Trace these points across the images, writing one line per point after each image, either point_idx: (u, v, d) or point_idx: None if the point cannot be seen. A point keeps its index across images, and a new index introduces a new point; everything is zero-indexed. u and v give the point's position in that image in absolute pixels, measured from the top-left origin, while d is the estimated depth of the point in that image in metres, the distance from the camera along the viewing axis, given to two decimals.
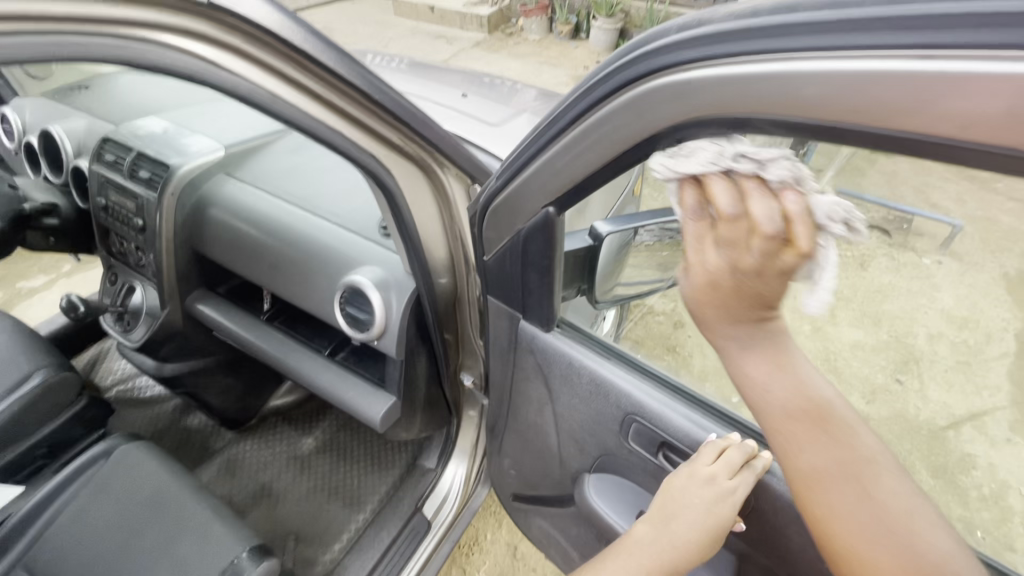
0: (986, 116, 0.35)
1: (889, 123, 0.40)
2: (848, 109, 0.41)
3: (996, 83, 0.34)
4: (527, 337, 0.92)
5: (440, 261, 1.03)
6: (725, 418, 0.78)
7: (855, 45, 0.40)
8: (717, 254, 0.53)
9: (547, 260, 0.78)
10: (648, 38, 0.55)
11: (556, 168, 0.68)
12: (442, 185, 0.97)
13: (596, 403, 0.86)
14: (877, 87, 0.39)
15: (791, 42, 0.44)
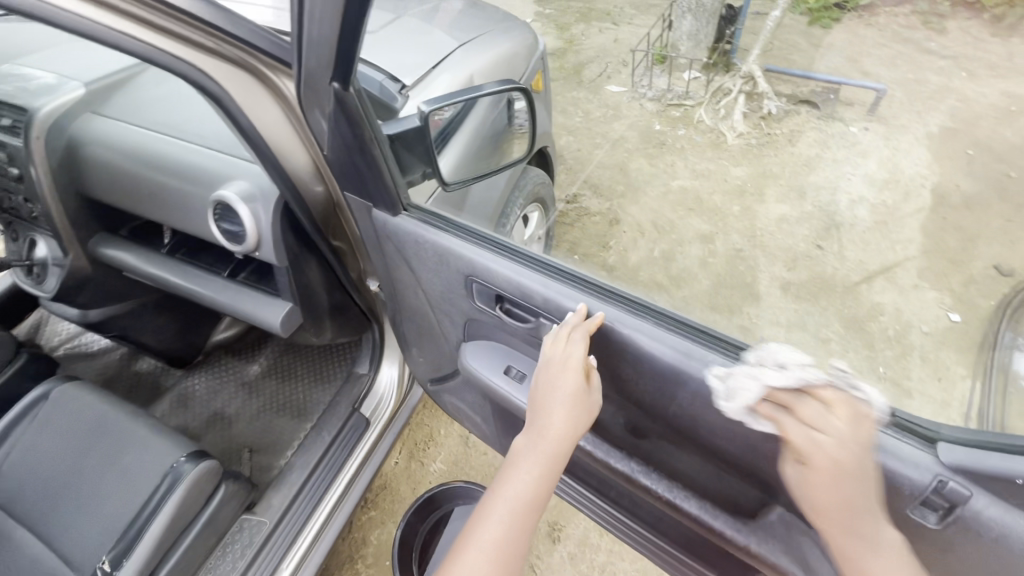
0: None
1: None
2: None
3: None
4: (381, 226, 0.98)
5: (302, 169, 1.05)
6: (545, 265, 0.89)
7: None
8: (833, 446, 0.66)
9: (358, 140, 0.84)
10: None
11: (318, 40, 0.72)
12: (278, 88, 0.96)
13: (444, 273, 0.96)
14: None
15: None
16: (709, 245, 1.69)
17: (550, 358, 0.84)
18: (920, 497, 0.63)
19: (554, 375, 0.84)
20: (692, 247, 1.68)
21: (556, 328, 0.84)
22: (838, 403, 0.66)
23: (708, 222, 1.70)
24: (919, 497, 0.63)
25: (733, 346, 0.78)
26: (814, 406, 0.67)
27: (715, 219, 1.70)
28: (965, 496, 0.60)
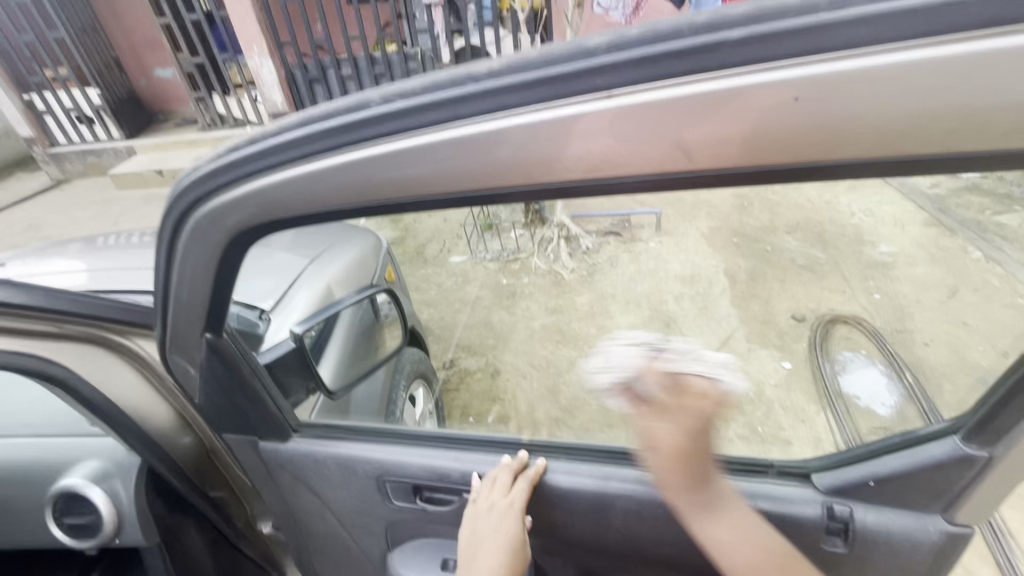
0: (586, 149, 0.48)
1: (532, 173, 0.52)
2: (481, 172, 0.54)
3: (601, 117, 0.47)
4: (271, 456, 0.94)
5: (166, 424, 0.98)
6: (454, 438, 0.90)
7: (435, 121, 0.53)
8: (666, 424, 0.62)
9: (237, 377, 0.83)
10: (232, 149, 0.64)
11: (186, 301, 0.75)
12: (130, 351, 0.94)
13: (351, 483, 0.92)
14: (467, 152, 0.53)
15: (375, 129, 0.56)
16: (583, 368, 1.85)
17: (479, 504, 0.81)
18: (823, 528, 0.74)
19: (493, 520, 0.80)
20: (570, 374, 1.92)
21: (490, 473, 0.83)
22: (692, 382, 0.60)
23: (573, 348, 1.95)
24: (822, 527, 0.74)
25: (645, 455, 0.85)
26: (678, 391, 0.61)
27: (577, 344, 1.94)
28: (849, 512, 0.73)
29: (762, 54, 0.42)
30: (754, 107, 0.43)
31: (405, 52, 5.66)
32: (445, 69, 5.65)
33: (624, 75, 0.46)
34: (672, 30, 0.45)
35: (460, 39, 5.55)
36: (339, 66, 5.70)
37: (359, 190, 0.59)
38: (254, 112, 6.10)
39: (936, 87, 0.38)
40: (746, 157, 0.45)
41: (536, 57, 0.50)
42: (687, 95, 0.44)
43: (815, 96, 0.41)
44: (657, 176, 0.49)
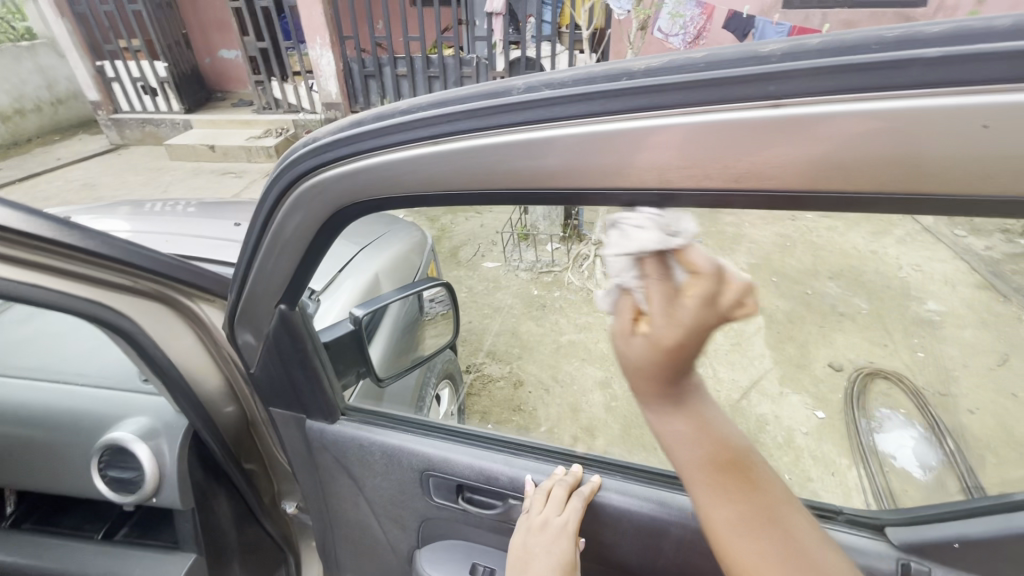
0: (693, 160, 0.47)
1: (633, 180, 0.50)
2: (611, 171, 0.51)
3: (713, 129, 0.45)
4: (317, 436, 0.94)
5: (216, 390, 0.99)
6: (503, 442, 0.89)
7: (534, 119, 0.53)
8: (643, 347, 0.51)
9: (302, 352, 0.84)
10: (353, 123, 0.64)
11: (270, 271, 0.76)
12: (194, 314, 0.97)
13: (395, 474, 0.91)
14: (567, 153, 0.52)
15: (505, 117, 0.55)
16: (610, 391, 1.81)
17: (532, 520, 0.79)
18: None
19: (549, 536, 0.77)
20: (594, 394, 1.85)
21: (541, 485, 0.81)
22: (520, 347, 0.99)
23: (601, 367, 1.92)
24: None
25: None
26: None
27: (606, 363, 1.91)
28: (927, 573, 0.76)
29: (964, 75, 0.38)
30: (925, 134, 0.39)
31: (460, 56, 5.78)
32: (496, 78, 5.76)
33: (792, 85, 0.43)
34: (858, 44, 0.42)
35: (515, 50, 5.64)
36: (395, 64, 5.85)
37: (475, 179, 0.58)
38: (307, 100, 6.28)
39: None
40: (923, 186, 0.41)
41: (694, 62, 0.47)
42: (866, 111, 0.40)
43: (1022, 126, 0.36)
44: (805, 193, 0.45)
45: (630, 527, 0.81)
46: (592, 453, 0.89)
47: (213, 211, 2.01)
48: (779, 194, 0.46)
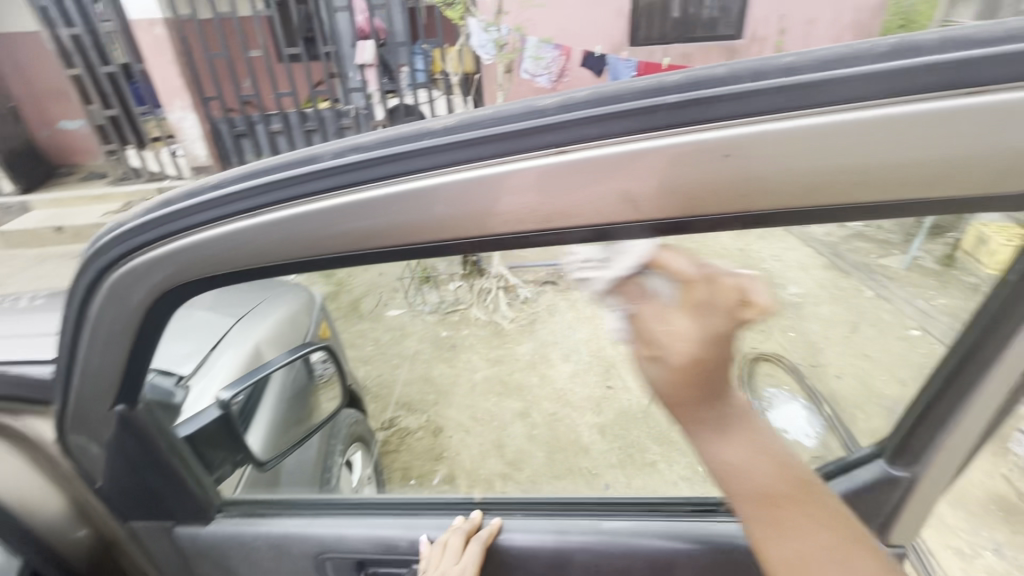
0: (515, 206, 0.53)
1: (468, 229, 0.55)
2: (444, 223, 0.55)
3: (526, 175, 0.52)
4: (192, 543, 0.85)
5: (55, 517, 0.84)
6: (402, 506, 0.86)
7: (365, 182, 0.56)
8: (684, 321, 0.50)
9: (156, 450, 0.77)
10: (165, 204, 0.62)
11: (98, 370, 0.68)
12: (16, 431, 0.83)
13: (287, 564, 0.84)
14: (402, 210, 0.55)
15: (328, 181, 0.57)
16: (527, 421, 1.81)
17: None
18: None
19: None
20: None
21: (437, 542, 0.79)
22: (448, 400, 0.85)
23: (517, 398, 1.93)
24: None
25: (596, 503, 0.87)
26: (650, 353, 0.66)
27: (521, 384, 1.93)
28: None
29: (698, 114, 0.49)
30: (683, 163, 0.48)
31: (337, 108, 5.72)
32: (377, 126, 5.76)
33: (568, 134, 0.51)
34: (609, 97, 0.52)
35: (392, 99, 5.70)
36: (268, 121, 5.65)
37: (305, 245, 0.58)
38: (173, 166, 5.82)
39: (793, 149, 0.47)
40: (676, 208, 0.51)
41: (488, 119, 0.55)
42: (623, 152, 0.50)
43: (727, 156, 0.48)
44: (609, 223, 0.53)
45: (541, 564, 0.81)
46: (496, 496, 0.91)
47: (61, 302, 1.77)
48: (589, 227, 0.53)
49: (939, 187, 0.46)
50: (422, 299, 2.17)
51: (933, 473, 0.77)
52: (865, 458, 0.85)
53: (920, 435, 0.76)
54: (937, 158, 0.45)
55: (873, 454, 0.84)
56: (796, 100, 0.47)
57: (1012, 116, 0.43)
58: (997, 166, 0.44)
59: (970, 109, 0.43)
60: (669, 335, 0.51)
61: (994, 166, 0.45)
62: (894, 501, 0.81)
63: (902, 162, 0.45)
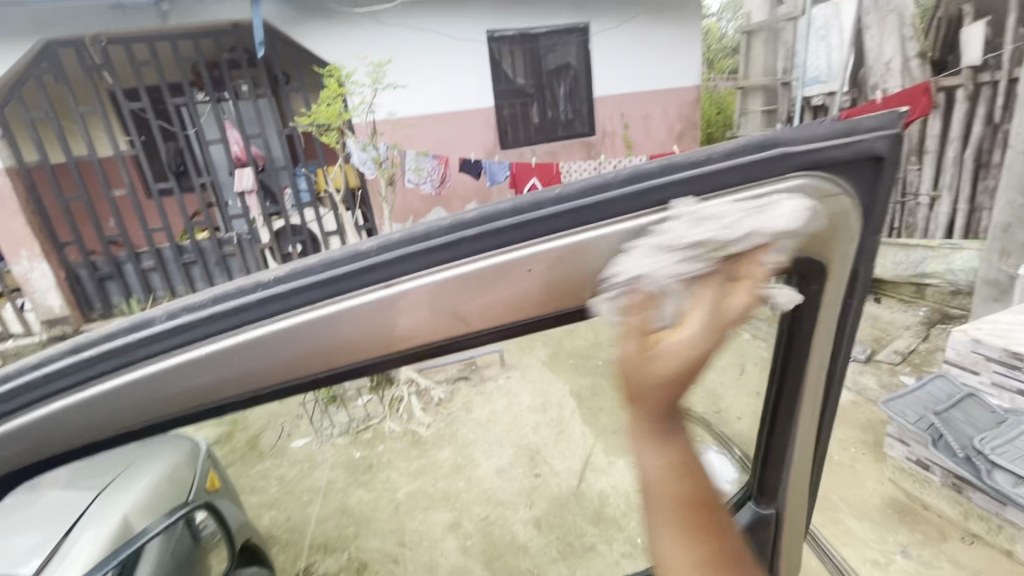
0: (377, 328, 0.63)
1: (341, 351, 0.64)
2: (317, 352, 0.64)
3: (380, 305, 0.61)
4: None
5: None
6: None
7: (237, 327, 0.62)
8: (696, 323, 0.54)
9: None
10: (45, 363, 0.65)
11: None
12: None
13: None
14: (277, 348, 0.62)
15: (226, 323, 0.62)
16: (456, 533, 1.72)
17: None
18: None
19: None
20: None
21: None
22: None
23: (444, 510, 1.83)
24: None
25: None
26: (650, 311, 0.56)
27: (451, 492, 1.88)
28: None
29: (512, 237, 0.62)
30: (504, 278, 0.61)
31: (218, 237, 5.53)
32: (264, 249, 5.63)
33: (439, 255, 0.62)
34: (470, 220, 0.63)
35: (277, 220, 5.66)
36: (138, 259, 5.28)
37: (211, 382, 0.64)
38: (19, 323, 5.12)
39: (584, 257, 0.62)
40: (530, 304, 0.65)
41: (369, 248, 0.64)
42: (487, 266, 0.61)
43: (565, 260, 0.62)
44: (456, 328, 0.66)
45: None
46: None
47: None
48: (443, 331, 0.65)
49: None
50: (330, 421, 2.04)
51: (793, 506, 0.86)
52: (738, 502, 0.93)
53: (770, 472, 0.87)
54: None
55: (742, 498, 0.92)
56: (611, 209, 0.62)
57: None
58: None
59: (722, 209, 0.61)
60: (680, 345, 0.55)
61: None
62: (769, 540, 0.88)
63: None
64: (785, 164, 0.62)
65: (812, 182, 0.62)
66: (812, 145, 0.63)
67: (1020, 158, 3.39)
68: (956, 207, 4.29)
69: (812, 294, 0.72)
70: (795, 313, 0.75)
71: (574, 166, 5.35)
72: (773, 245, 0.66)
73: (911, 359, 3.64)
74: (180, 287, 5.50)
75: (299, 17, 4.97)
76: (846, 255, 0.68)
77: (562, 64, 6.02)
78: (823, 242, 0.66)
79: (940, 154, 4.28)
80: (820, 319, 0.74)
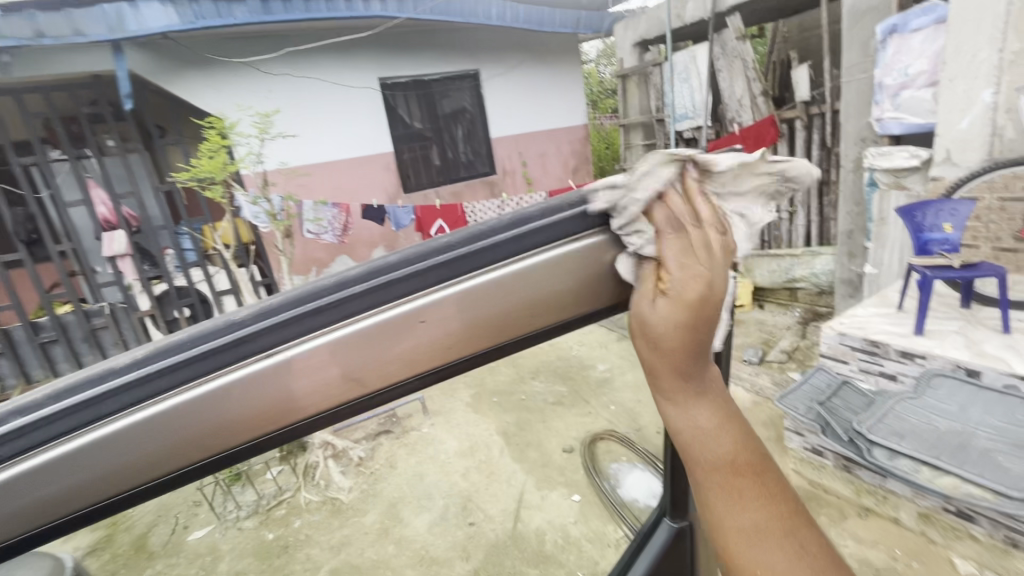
0: (259, 405, 0.59)
1: (222, 437, 0.60)
2: (192, 440, 0.59)
3: (261, 377, 0.58)
4: None
5: None
6: None
7: (102, 416, 0.57)
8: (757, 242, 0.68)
9: None
10: None
11: None
12: None
13: None
14: (149, 437, 0.57)
15: (88, 415, 0.57)
16: None
17: None
18: None
19: None
20: None
21: None
22: None
23: None
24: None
25: None
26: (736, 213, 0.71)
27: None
28: None
29: (398, 291, 0.62)
30: (394, 333, 0.61)
31: (84, 309, 4.86)
32: (144, 317, 5.04)
33: (324, 317, 0.60)
34: (374, 270, 0.63)
35: (159, 284, 5.11)
36: None
37: (100, 475, 0.58)
38: None
39: (471, 305, 0.62)
40: (452, 351, 0.63)
41: (272, 308, 0.62)
42: (397, 315, 0.60)
43: (478, 302, 0.62)
44: (350, 397, 0.63)
45: None
46: None
47: None
48: (337, 401, 0.62)
49: (583, 303, 0.68)
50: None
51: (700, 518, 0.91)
52: (654, 523, 0.93)
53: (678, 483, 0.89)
54: (603, 278, 0.68)
55: (661, 514, 0.93)
56: (517, 248, 0.64)
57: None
58: (631, 278, 0.70)
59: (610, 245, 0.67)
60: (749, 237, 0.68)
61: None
62: (688, 552, 0.90)
63: (586, 283, 0.67)
64: None
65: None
66: None
67: (851, 175, 4.02)
68: (809, 219, 4.96)
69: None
70: None
71: (478, 205, 5.45)
72: None
73: (795, 357, 4.06)
74: (37, 371, 4.73)
75: (173, 68, 4.66)
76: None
77: (457, 108, 6.22)
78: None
79: (791, 175, 4.95)
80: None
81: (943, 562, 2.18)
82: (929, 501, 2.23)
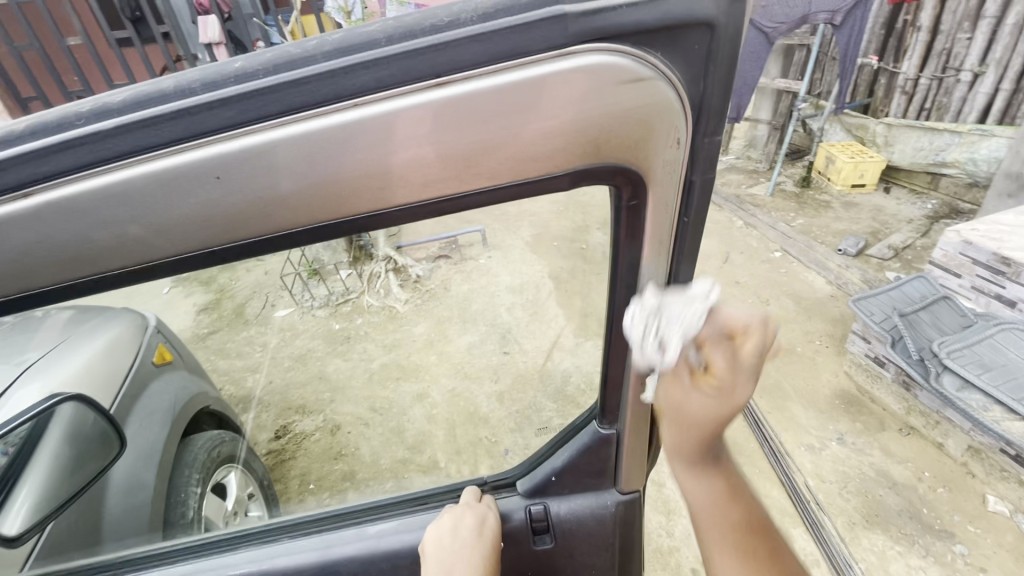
0: (304, 186, 0.49)
1: (264, 220, 0.51)
2: (240, 213, 0.50)
3: (300, 144, 0.46)
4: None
5: None
6: (300, 526, 1.00)
7: (97, 162, 0.48)
8: (700, 399, 0.60)
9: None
10: None
11: None
12: None
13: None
14: (178, 197, 0.48)
15: (83, 157, 0.48)
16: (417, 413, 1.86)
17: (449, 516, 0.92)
18: (531, 529, 0.95)
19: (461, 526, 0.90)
20: None
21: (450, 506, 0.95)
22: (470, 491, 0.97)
23: None
24: (528, 529, 0.95)
25: (394, 503, 1.01)
26: (719, 350, 0.57)
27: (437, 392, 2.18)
28: (543, 509, 0.95)
29: (441, 64, 0.46)
30: (469, 118, 0.46)
31: None
32: None
33: (376, 76, 0.46)
34: (400, 32, 0.47)
35: None
36: None
37: (26, 250, 0.51)
38: None
39: (550, 103, 0.47)
40: (455, 169, 0.50)
41: (168, 89, 0.48)
42: (332, 123, 0.46)
43: (498, 108, 0.46)
44: (416, 203, 0.52)
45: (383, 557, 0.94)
46: (344, 506, 1.03)
47: None
48: (405, 199, 0.51)
49: (602, 153, 0.51)
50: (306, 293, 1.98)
51: (631, 431, 0.83)
52: (584, 421, 0.91)
53: (610, 394, 0.82)
54: (617, 117, 0.48)
55: (590, 417, 0.90)
56: (542, 43, 0.45)
57: (590, 87, 0.46)
58: (577, 138, 0.49)
59: (603, 68, 0.45)
60: (706, 401, 0.59)
61: (578, 137, 0.49)
62: (611, 455, 0.89)
63: (612, 115, 0.48)
64: (571, 30, 0.45)
65: (611, 54, 0.45)
66: (604, 4, 0.45)
67: None
68: (999, 86, 3.82)
69: (630, 213, 0.58)
70: (616, 232, 0.62)
71: None
72: (629, 129, 0.50)
73: (903, 256, 3.51)
74: None
75: None
76: (672, 162, 0.54)
77: None
78: (636, 143, 0.51)
79: (998, 20, 3.71)
80: (643, 238, 0.61)
81: (973, 495, 2.07)
82: (986, 438, 2.10)
